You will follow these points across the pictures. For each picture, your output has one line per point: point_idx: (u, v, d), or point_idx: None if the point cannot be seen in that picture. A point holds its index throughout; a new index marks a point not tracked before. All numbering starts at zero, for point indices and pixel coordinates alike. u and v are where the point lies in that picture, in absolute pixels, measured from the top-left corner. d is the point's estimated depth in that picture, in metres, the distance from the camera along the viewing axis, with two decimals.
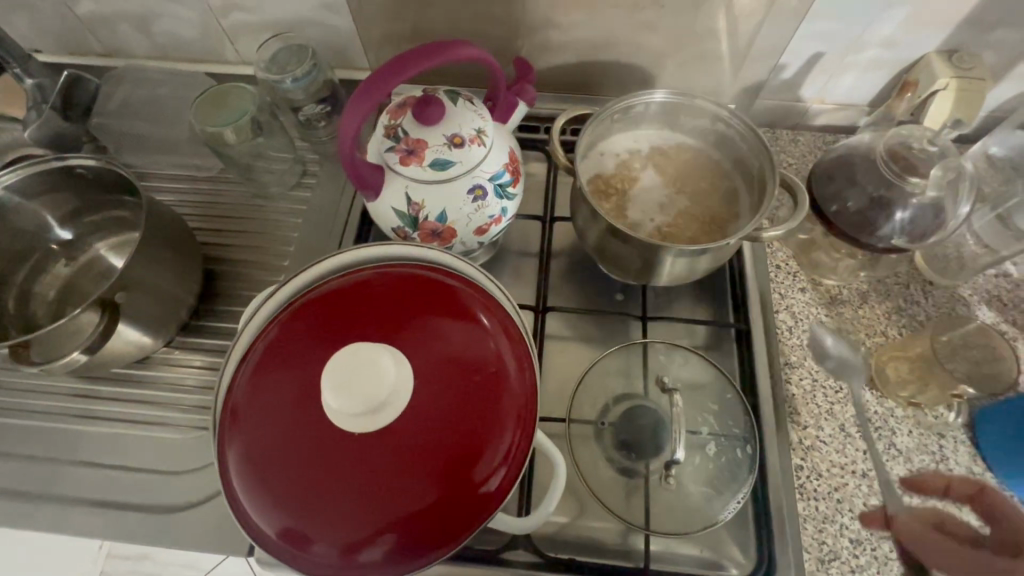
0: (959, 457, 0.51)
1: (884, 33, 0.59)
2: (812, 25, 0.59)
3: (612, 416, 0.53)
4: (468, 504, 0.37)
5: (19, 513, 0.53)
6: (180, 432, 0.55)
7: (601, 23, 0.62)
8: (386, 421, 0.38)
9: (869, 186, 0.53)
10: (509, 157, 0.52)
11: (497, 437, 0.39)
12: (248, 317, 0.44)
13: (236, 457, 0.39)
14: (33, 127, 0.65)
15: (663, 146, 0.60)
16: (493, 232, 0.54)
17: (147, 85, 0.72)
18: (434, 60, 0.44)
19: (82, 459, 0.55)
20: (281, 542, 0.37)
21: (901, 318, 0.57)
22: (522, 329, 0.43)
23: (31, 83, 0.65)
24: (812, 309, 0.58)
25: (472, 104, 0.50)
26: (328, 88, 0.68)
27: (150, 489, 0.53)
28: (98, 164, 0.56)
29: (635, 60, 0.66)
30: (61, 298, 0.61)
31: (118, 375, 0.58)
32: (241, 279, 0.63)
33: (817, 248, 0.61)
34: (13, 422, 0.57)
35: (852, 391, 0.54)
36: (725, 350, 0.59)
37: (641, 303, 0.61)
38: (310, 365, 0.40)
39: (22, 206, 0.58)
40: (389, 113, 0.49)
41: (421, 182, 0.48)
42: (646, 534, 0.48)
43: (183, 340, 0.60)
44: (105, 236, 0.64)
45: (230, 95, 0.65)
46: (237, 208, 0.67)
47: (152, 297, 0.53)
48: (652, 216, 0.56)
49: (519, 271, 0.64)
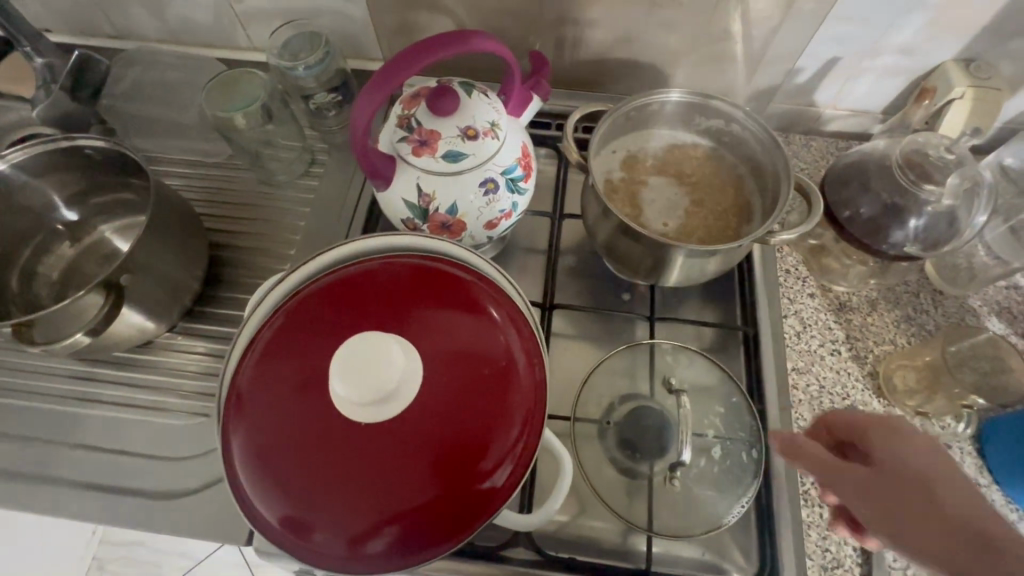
0: (965, 468, 0.51)
1: (902, 39, 0.59)
2: (829, 29, 0.59)
3: (617, 415, 0.53)
4: (472, 499, 0.37)
5: (15, 493, 0.53)
6: (181, 418, 0.55)
7: (618, 20, 0.61)
8: (395, 411, 0.37)
9: (882, 192, 0.52)
10: (523, 152, 0.51)
11: (503, 431, 0.38)
12: (256, 303, 0.43)
13: (240, 444, 0.38)
14: (41, 106, 0.64)
15: (677, 148, 0.59)
16: (502, 227, 0.54)
17: (157, 68, 0.71)
18: (450, 50, 0.44)
19: (81, 442, 0.55)
20: (283, 529, 0.36)
21: (910, 327, 0.57)
22: (532, 324, 0.42)
23: (41, 63, 0.65)
24: (821, 315, 0.58)
25: (486, 97, 0.49)
26: (340, 77, 0.67)
27: (147, 474, 0.53)
28: (107, 145, 0.55)
29: (650, 59, 0.66)
30: (65, 279, 0.61)
31: (119, 359, 0.58)
32: (246, 267, 0.62)
33: (828, 254, 0.59)
34: (12, 402, 0.57)
35: (859, 398, 0.54)
36: (732, 353, 0.58)
37: (648, 304, 0.60)
38: (318, 354, 0.40)
39: (28, 184, 0.57)
40: (402, 102, 0.49)
41: (432, 173, 0.47)
42: (648, 536, 0.47)
43: (186, 326, 0.59)
44: (110, 219, 0.63)
45: (245, 80, 0.65)
46: (244, 194, 0.67)
47: (157, 282, 0.52)
48: (665, 216, 0.55)
49: (526, 267, 0.63)
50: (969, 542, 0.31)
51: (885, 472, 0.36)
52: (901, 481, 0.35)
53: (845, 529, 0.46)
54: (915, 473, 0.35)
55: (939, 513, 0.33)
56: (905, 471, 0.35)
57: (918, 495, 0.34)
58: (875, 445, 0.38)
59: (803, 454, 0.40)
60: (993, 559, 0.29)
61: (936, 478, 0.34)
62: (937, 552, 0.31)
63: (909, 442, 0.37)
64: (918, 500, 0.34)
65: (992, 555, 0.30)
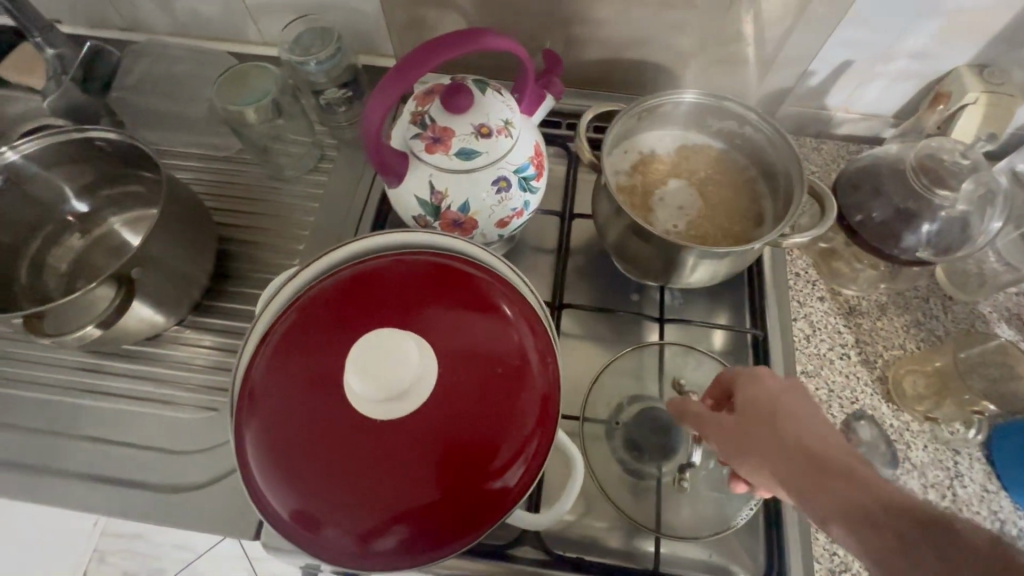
0: (974, 474, 0.51)
1: (915, 43, 0.58)
2: (842, 32, 0.59)
3: (626, 416, 0.53)
4: (485, 498, 0.37)
5: (22, 485, 0.53)
6: (190, 412, 0.55)
7: (631, 20, 0.61)
8: (408, 408, 0.37)
9: (895, 197, 0.52)
10: (535, 151, 0.51)
11: (516, 430, 0.38)
12: (268, 298, 0.43)
13: (252, 439, 0.38)
14: (52, 96, 0.64)
15: (689, 149, 0.59)
16: (513, 225, 0.54)
17: (167, 61, 0.71)
18: (466, 47, 0.44)
19: (88, 435, 0.54)
20: (295, 525, 0.36)
21: (920, 332, 0.57)
22: (545, 322, 0.42)
23: (52, 54, 0.65)
24: (830, 319, 0.58)
25: (500, 95, 0.49)
26: (351, 73, 0.67)
27: (154, 467, 0.53)
28: (118, 137, 0.55)
29: (662, 60, 0.65)
30: (74, 271, 0.61)
31: (127, 352, 0.58)
32: (255, 261, 0.62)
33: (838, 258, 0.60)
34: (20, 393, 0.56)
35: (868, 402, 0.54)
36: (741, 356, 0.58)
37: (657, 305, 0.60)
38: (331, 350, 0.39)
39: (39, 175, 0.57)
40: (416, 99, 0.49)
41: (445, 170, 0.47)
42: (657, 537, 0.47)
43: (194, 319, 0.59)
44: (119, 211, 0.63)
45: (252, 74, 0.64)
46: (253, 188, 0.67)
47: (166, 275, 0.52)
48: (676, 217, 0.55)
49: (534, 266, 0.63)
50: (805, 459, 0.34)
51: (744, 411, 0.40)
52: (755, 417, 0.39)
53: (740, 480, 0.46)
54: (765, 408, 0.39)
55: (783, 438, 0.36)
56: (759, 409, 0.39)
57: (769, 425, 0.38)
58: (737, 389, 0.42)
59: (689, 408, 0.44)
60: (819, 471, 0.33)
61: (783, 409, 0.38)
62: (782, 473, 0.35)
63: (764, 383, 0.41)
64: (766, 432, 0.38)
65: (820, 467, 0.33)
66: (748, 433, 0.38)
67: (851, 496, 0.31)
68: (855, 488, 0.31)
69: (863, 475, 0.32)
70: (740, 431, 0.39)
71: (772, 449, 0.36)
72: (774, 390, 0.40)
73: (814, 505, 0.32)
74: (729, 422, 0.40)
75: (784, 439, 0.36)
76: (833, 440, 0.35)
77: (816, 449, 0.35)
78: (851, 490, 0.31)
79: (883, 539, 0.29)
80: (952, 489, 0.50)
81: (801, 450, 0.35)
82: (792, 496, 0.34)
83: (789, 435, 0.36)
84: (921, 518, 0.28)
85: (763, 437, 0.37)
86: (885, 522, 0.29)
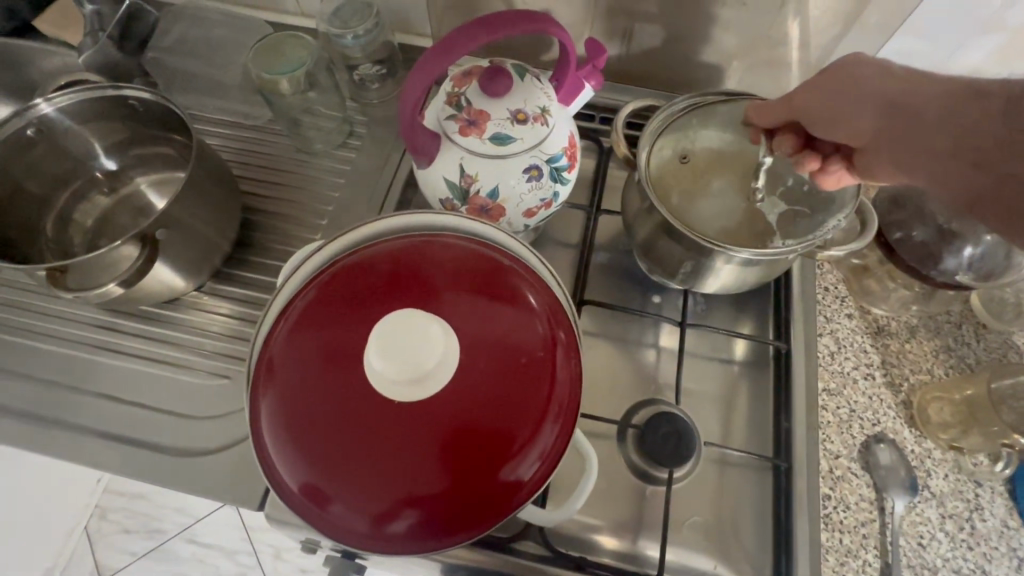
0: (995, 508, 0.49)
1: (973, 59, 0.57)
2: (897, 45, 0.57)
3: (637, 420, 0.51)
4: (498, 489, 0.36)
5: (33, 435, 0.53)
6: (203, 376, 0.55)
7: (676, 15, 0.60)
8: (426, 393, 0.37)
9: (939, 216, 0.51)
10: (569, 141, 0.50)
11: (535, 425, 0.37)
12: (293, 269, 0.43)
13: (267, 409, 0.38)
14: (86, 53, 0.65)
15: (730, 147, 0.52)
16: (540, 216, 0.53)
17: (205, 25, 0.71)
18: (509, 30, 0.42)
19: (100, 392, 0.55)
20: (304, 498, 0.36)
21: (949, 358, 0.55)
22: (570, 314, 0.41)
23: (90, 10, 0.65)
24: (857, 337, 0.56)
25: (539, 81, 0.48)
26: (386, 50, 0.66)
27: (164, 430, 0.53)
28: (150, 97, 0.54)
29: (704, 60, 0.64)
30: (98, 227, 0.61)
31: (145, 313, 0.58)
32: (275, 232, 0.62)
33: (870, 276, 0.58)
34: (35, 346, 0.57)
35: (890, 426, 0.53)
36: (762, 368, 0.56)
37: (679, 309, 0.59)
38: (352, 326, 0.39)
39: (71, 129, 0.57)
40: (453, 80, 0.48)
41: (477, 153, 0.46)
42: (665, 424, 0.50)
43: (212, 286, 0.59)
44: (147, 172, 0.63)
45: (286, 44, 0.63)
46: (279, 159, 0.66)
47: (188, 239, 0.52)
48: (724, 218, 0.49)
49: (557, 259, 0.62)
50: (889, 115, 0.40)
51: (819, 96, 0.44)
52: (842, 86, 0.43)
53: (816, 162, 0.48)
54: (838, 82, 0.43)
55: (887, 87, 0.40)
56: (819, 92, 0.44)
57: (861, 90, 0.41)
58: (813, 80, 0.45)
59: (771, 109, 0.47)
60: (898, 122, 0.39)
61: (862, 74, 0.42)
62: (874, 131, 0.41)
63: (822, 70, 0.45)
64: (862, 91, 0.41)
65: (900, 114, 0.39)
66: (831, 98, 0.43)
67: (949, 112, 0.36)
68: (964, 108, 0.35)
69: (925, 105, 0.37)
70: (829, 97, 0.44)
71: (874, 101, 0.41)
72: (867, 66, 0.42)
73: (915, 164, 0.38)
74: (812, 99, 0.44)
75: (892, 93, 0.39)
76: (910, 82, 0.39)
77: (903, 94, 0.39)
78: (921, 117, 0.37)
79: (951, 172, 0.35)
80: (971, 521, 0.49)
81: (898, 88, 0.39)
82: (891, 157, 0.41)
83: (902, 84, 0.39)
84: (1001, 89, 0.34)
85: (859, 88, 0.42)
86: (981, 113, 0.34)
